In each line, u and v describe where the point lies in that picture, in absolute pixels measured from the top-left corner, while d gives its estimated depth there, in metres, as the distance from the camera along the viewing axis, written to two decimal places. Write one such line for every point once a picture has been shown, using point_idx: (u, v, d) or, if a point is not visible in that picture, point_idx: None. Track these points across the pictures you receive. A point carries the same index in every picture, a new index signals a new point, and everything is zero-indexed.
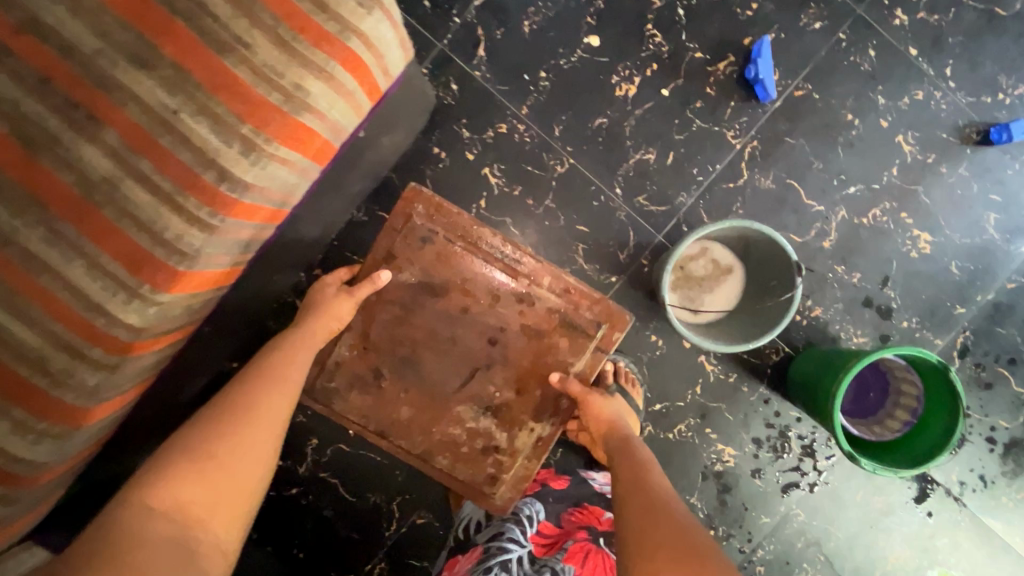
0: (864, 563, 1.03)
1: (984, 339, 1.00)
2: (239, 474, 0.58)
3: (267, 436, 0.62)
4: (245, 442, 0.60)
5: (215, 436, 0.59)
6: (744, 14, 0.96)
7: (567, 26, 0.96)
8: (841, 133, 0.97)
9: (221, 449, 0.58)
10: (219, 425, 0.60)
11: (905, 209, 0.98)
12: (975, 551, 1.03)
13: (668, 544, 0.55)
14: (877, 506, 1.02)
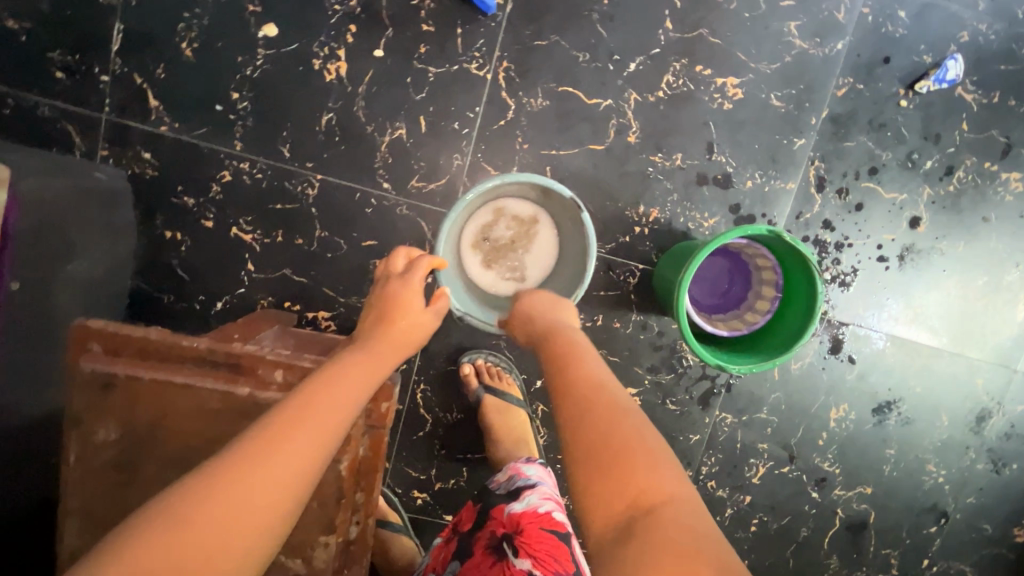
0: (809, 429, 0.97)
1: (836, 160, 0.89)
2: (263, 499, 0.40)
3: (319, 443, 0.44)
4: (277, 458, 0.41)
5: (251, 452, 0.41)
6: None
7: (232, 26, 0.78)
8: (595, 8, 0.81)
9: (258, 472, 0.40)
10: (249, 445, 0.42)
11: (699, 60, 0.84)
12: (909, 369, 0.97)
13: (602, 447, 0.44)
14: (797, 372, 0.95)
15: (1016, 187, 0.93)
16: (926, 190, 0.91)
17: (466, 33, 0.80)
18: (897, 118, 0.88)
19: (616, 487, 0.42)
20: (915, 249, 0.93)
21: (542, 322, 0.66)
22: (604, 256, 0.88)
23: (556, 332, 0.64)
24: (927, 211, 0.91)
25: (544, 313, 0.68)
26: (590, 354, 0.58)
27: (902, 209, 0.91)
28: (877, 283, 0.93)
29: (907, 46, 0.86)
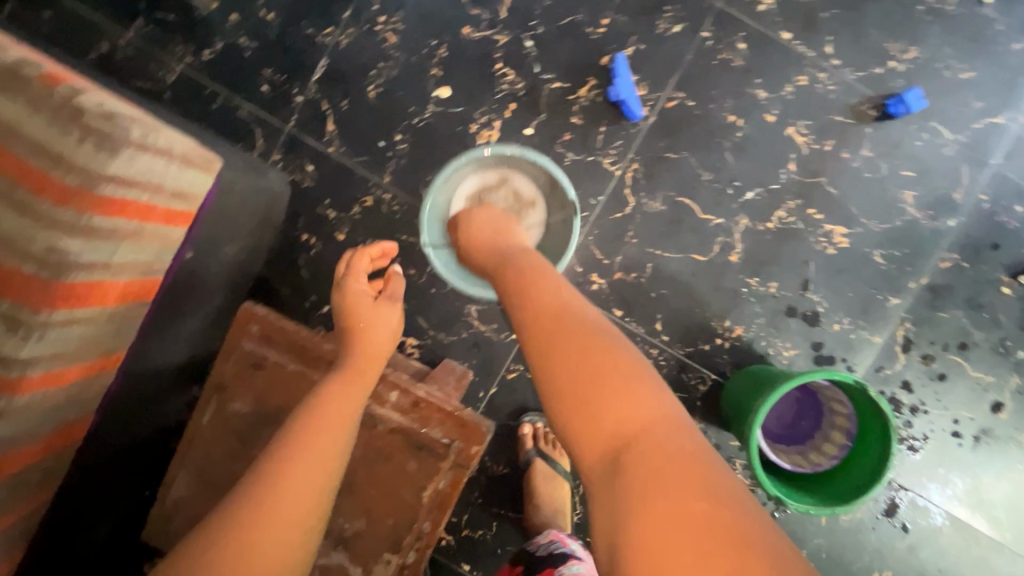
0: None
1: (927, 327, 0.91)
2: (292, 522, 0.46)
3: (329, 459, 0.51)
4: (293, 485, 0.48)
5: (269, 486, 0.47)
6: (596, 33, 0.89)
7: (413, 81, 0.91)
8: (728, 138, 0.89)
9: (288, 507, 0.46)
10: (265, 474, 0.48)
11: (812, 205, 0.90)
12: (963, 554, 0.93)
13: (574, 380, 0.45)
14: (847, 525, 0.93)
15: None
16: (1013, 379, 0.91)
17: (609, 133, 0.90)
18: (997, 302, 0.90)
19: (606, 426, 0.42)
20: (993, 434, 0.92)
21: (501, 244, 0.70)
22: (680, 358, 0.92)
23: (506, 258, 0.67)
24: (1011, 399, 0.91)
25: (484, 240, 0.72)
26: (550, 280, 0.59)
27: (984, 391, 0.91)
28: (946, 457, 0.92)
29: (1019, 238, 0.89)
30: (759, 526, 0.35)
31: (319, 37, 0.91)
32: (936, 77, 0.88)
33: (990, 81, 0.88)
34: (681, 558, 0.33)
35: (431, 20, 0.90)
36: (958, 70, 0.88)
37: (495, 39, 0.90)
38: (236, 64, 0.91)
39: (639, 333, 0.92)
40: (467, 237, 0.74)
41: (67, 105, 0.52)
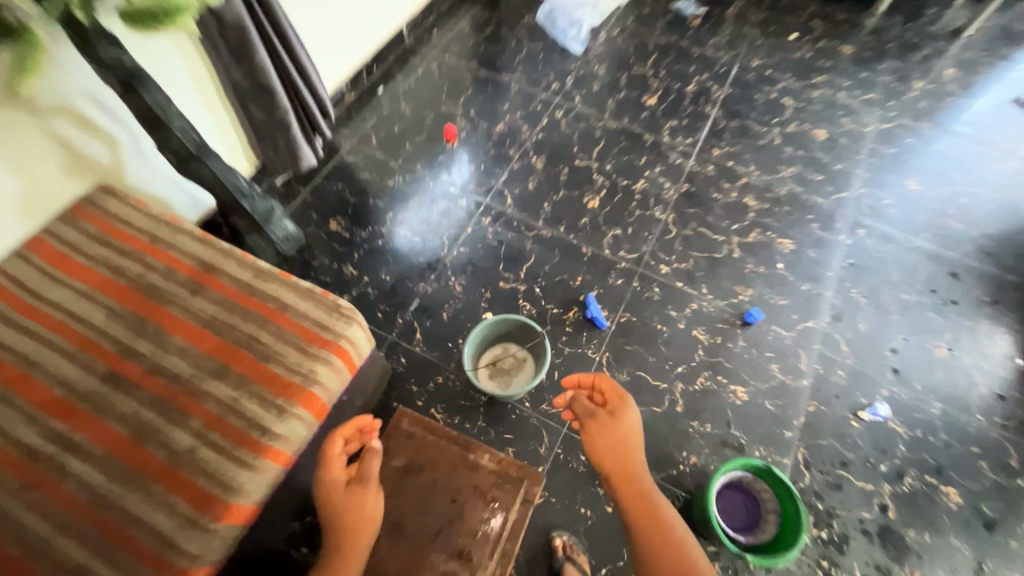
0: None
1: (816, 451, 1.35)
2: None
3: None
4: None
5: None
6: (576, 283, 1.57)
7: (469, 309, 1.53)
8: (661, 336, 1.50)
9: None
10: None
11: (719, 373, 1.44)
12: None
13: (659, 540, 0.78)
14: None
15: (958, 499, 1.30)
16: (887, 488, 1.31)
17: (590, 335, 1.49)
18: (853, 432, 1.37)
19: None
20: (892, 533, 1.26)
21: (635, 453, 0.87)
22: (657, 480, 1.31)
23: (620, 467, 0.86)
24: (893, 503, 1.29)
25: (598, 444, 0.89)
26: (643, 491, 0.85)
27: (872, 497, 1.29)
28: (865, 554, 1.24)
29: (851, 390, 1.43)
30: None
31: (416, 288, 1.56)
32: (767, 302, 1.55)
33: (798, 304, 1.56)
34: None
35: (482, 279, 1.58)
36: (779, 299, 1.57)
37: (517, 287, 1.56)
38: (365, 303, 1.53)
39: None
40: (595, 434, 0.90)
41: (334, 306, 1.08)
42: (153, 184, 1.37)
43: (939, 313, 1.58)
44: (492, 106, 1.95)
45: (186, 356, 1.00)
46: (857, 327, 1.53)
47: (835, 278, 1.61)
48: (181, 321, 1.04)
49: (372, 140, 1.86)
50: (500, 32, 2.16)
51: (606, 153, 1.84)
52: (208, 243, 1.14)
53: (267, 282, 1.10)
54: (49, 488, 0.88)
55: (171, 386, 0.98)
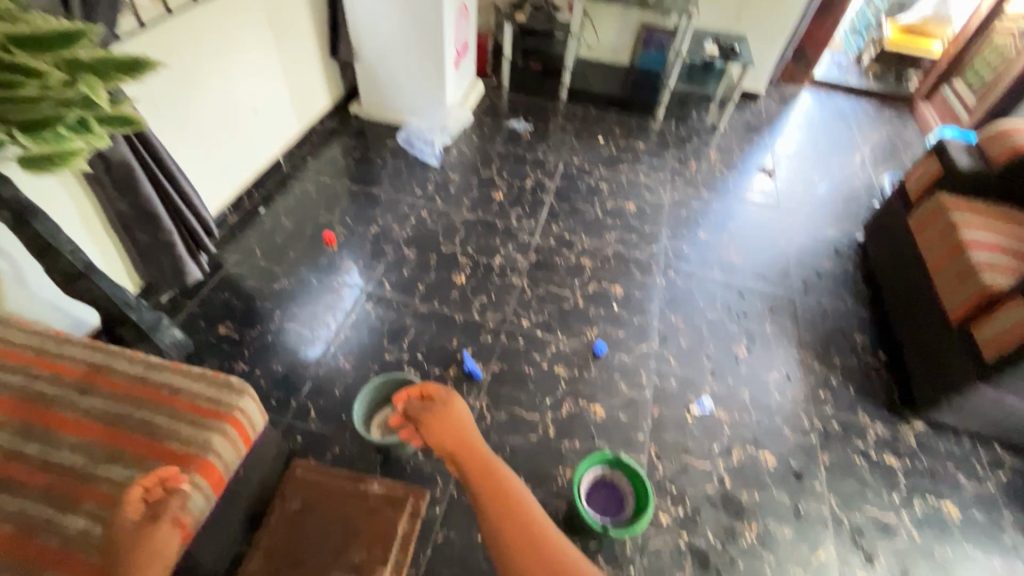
0: None
1: (664, 445, 1.64)
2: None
3: None
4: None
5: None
6: (453, 346, 1.83)
7: (360, 383, 1.70)
8: (529, 377, 1.77)
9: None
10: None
11: (579, 398, 1.73)
12: None
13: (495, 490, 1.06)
14: None
15: (772, 461, 1.64)
16: (721, 463, 1.62)
17: (470, 386, 1.72)
18: (689, 424, 1.70)
19: (515, 530, 0.98)
20: (730, 498, 1.54)
21: (466, 430, 1.19)
22: (540, 498, 1.50)
23: (459, 441, 1.16)
24: (727, 474, 1.59)
25: (439, 431, 1.19)
26: (477, 451, 1.15)
27: (711, 473, 1.59)
28: (714, 519, 1.50)
29: (682, 393, 1.78)
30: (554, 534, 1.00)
31: (308, 372, 1.72)
32: (610, 336, 1.91)
33: (633, 334, 1.94)
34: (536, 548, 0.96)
35: (370, 355, 1.78)
36: (618, 332, 1.93)
37: (401, 357, 1.78)
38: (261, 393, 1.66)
39: None
40: (433, 428, 1.20)
41: (227, 383, 1.22)
42: (37, 311, 1.45)
43: (737, 324, 2.04)
44: (366, 212, 2.27)
45: (79, 449, 1.08)
46: (679, 344, 1.93)
47: (658, 311, 2.04)
48: (71, 418, 1.12)
49: (258, 251, 2.07)
50: (368, 155, 2.56)
51: (467, 239, 2.21)
52: (97, 347, 1.25)
53: (159, 372, 1.22)
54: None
55: (65, 479, 1.04)
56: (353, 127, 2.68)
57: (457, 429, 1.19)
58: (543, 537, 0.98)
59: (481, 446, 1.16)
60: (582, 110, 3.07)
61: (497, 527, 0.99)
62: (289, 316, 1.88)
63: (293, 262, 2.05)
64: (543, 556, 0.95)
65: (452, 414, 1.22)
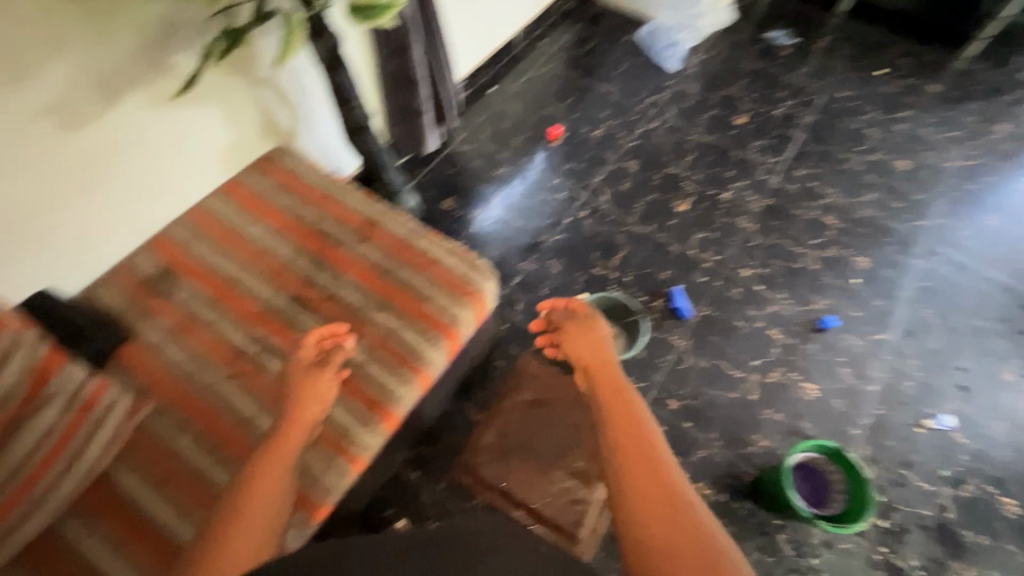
0: None
1: (881, 450, 1.46)
2: (245, 540, 0.73)
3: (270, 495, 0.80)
4: (255, 508, 0.77)
5: (230, 514, 0.75)
6: (663, 276, 1.73)
7: (566, 290, 1.71)
8: (739, 331, 1.63)
9: (248, 520, 0.75)
10: (234, 503, 0.77)
11: (793, 370, 1.57)
12: None
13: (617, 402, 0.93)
14: None
15: (1015, 509, 1.39)
16: (947, 491, 1.40)
17: (674, 323, 1.64)
18: (918, 437, 1.47)
19: (624, 429, 0.86)
20: (949, 531, 1.36)
21: (606, 351, 1.14)
22: (729, 458, 1.44)
23: (595, 357, 1.12)
24: (951, 505, 1.39)
25: (578, 344, 1.18)
26: (609, 369, 1.07)
27: (932, 497, 1.39)
28: (922, 545, 1.34)
29: (917, 400, 1.53)
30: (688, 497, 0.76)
31: (519, 265, 1.75)
32: (842, 312, 1.67)
33: (872, 317, 1.67)
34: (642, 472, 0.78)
35: (578, 264, 1.76)
36: (853, 310, 1.68)
37: (609, 274, 1.73)
38: None
39: (699, 436, 1.47)
40: (573, 340, 1.20)
41: (476, 264, 1.27)
42: (315, 150, 1.59)
43: (1010, 341, 1.66)
44: (592, 112, 2.13)
45: (357, 292, 1.22)
46: (927, 344, 1.63)
47: (908, 298, 1.72)
48: (352, 262, 1.26)
49: (484, 132, 2.07)
50: (602, 46, 2.34)
51: (695, 163, 1.99)
52: (371, 202, 1.35)
53: (421, 238, 1.30)
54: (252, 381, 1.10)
55: (347, 314, 1.19)
56: (591, 12, 2.45)
57: (596, 344, 1.17)
58: (652, 447, 0.83)
59: (615, 365, 1.09)
60: (863, 29, 2.48)
61: (609, 422, 0.89)
62: (506, 204, 1.90)
63: (515, 150, 2.03)
64: (643, 459, 0.80)
65: (592, 330, 1.21)
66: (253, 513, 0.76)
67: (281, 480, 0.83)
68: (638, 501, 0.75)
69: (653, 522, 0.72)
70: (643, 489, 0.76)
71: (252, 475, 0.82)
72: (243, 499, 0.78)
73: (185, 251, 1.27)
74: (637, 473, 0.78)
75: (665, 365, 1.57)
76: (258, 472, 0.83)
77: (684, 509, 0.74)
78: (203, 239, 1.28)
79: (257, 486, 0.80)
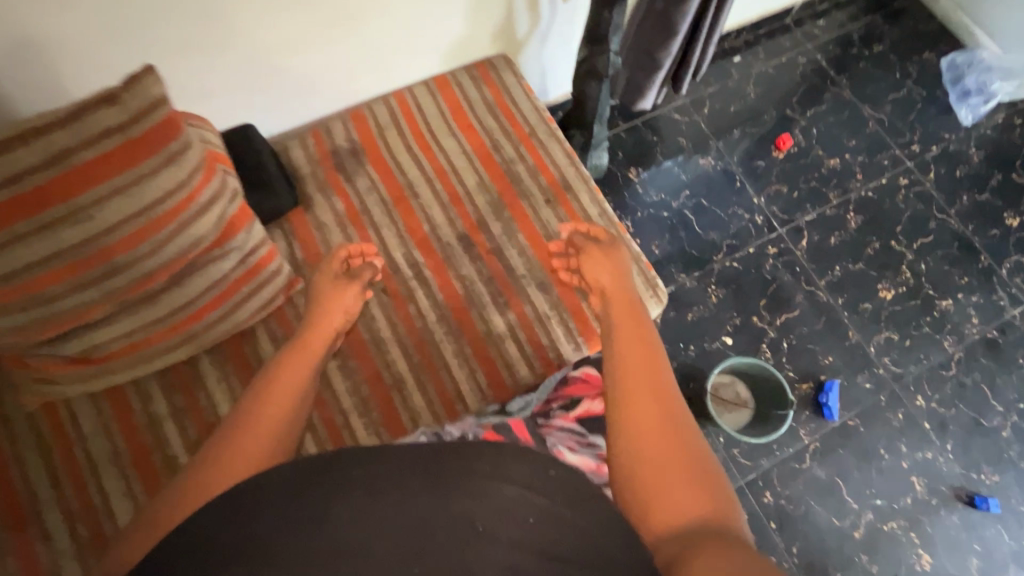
0: None
1: None
2: (254, 443, 0.64)
3: (288, 407, 0.70)
4: (265, 416, 0.67)
5: (238, 423, 0.66)
6: (824, 361, 1.51)
7: (713, 325, 1.53)
8: (877, 460, 1.42)
9: (253, 434, 0.65)
10: (246, 407, 0.68)
11: (914, 530, 1.37)
12: None
13: (628, 330, 0.84)
14: None
15: None
16: None
17: (811, 417, 1.45)
18: None
19: (624, 344, 0.80)
20: None
21: (623, 280, 0.98)
22: None
23: (612, 283, 0.98)
24: None
25: (592, 270, 1.02)
26: (629, 300, 0.93)
27: None
28: None
29: None
30: (687, 419, 0.70)
31: (677, 276, 1.58)
32: (1007, 499, 1.40)
33: None
34: (645, 393, 0.71)
35: (739, 303, 1.55)
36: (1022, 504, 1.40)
37: (766, 331, 1.53)
38: None
39: (778, 543, 1.35)
40: (590, 263, 1.03)
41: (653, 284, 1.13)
42: (534, 67, 1.43)
43: None
44: (837, 133, 1.76)
45: (524, 258, 1.12)
46: None
47: None
48: (531, 223, 1.15)
49: (705, 107, 1.78)
50: (889, 55, 1.87)
51: (928, 249, 1.63)
52: (573, 162, 1.20)
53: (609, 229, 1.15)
54: (397, 302, 1.07)
55: (506, 277, 1.10)
56: (898, 4, 1.93)
57: (612, 268, 1.01)
58: (654, 361, 0.77)
59: (632, 295, 0.95)
60: None
61: (614, 344, 0.81)
62: (693, 200, 1.66)
63: (729, 143, 1.74)
64: (641, 370, 0.75)
65: (612, 254, 1.04)
66: (260, 429, 0.65)
67: (299, 391, 0.73)
68: (627, 405, 0.70)
69: (644, 429, 0.67)
70: (634, 393, 0.71)
71: (275, 374, 0.74)
72: (257, 408, 0.68)
73: (378, 135, 1.20)
74: (632, 381, 0.73)
75: (779, 455, 1.42)
76: (280, 373, 0.74)
77: (675, 412, 0.69)
78: (398, 131, 1.20)
79: (273, 389, 0.71)
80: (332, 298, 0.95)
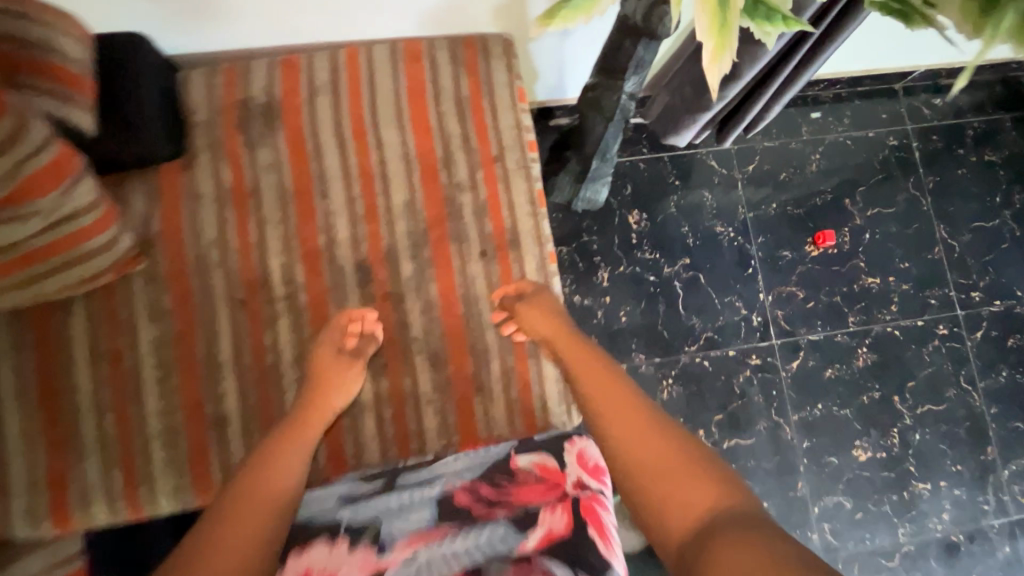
0: None
1: None
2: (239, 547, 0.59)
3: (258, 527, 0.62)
4: (245, 518, 0.62)
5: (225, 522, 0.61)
6: (757, 505, 1.30)
7: None
8: None
9: (239, 541, 0.59)
10: (228, 509, 0.63)
11: None
12: None
13: (597, 385, 0.78)
14: None
15: None
16: None
17: None
18: None
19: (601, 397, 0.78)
20: None
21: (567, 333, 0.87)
22: None
23: (555, 338, 0.86)
24: None
25: (532, 307, 0.87)
26: (580, 354, 0.84)
27: None
28: None
29: None
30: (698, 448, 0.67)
31: (634, 354, 1.33)
32: None
33: None
34: (647, 441, 0.69)
35: (692, 410, 1.32)
36: None
37: (708, 450, 1.31)
38: (589, 320, 1.33)
39: None
40: (529, 308, 0.87)
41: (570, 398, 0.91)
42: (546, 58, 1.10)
43: None
44: (891, 247, 1.44)
45: (427, 317, 0.89)
46: None
47: None
48: (451, 275, 0.91)
49: (752, 163, 1.44)
50: (998, 172, 1.50)
51: (931, 419, 1.37)
52: (533, 213, 0.94)
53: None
54: (252, 322, 0.86)
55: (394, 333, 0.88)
56: None
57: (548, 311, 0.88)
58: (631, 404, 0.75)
59: (585, 345, 0.86)
60: None
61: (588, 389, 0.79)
62: (690, 272, 1.38)
63: (761, 217, 1.42)
64: (630, 414, 0.73)
65: (546, 293, 0.90)
66: (244, 535, 0.60)
67: (280, 501, 0.66)
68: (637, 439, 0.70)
69: (661, 465, 0.66)
70: (634, 438, 0.70)
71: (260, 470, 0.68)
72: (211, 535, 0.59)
73: (306, 98, 0.93)
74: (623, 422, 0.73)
75: None
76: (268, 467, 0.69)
77: (674, 438, 0.69)
78: (331, 101, 0.93)
79: (259, 487, 0.66)
80: (320, 384, 0.81)
